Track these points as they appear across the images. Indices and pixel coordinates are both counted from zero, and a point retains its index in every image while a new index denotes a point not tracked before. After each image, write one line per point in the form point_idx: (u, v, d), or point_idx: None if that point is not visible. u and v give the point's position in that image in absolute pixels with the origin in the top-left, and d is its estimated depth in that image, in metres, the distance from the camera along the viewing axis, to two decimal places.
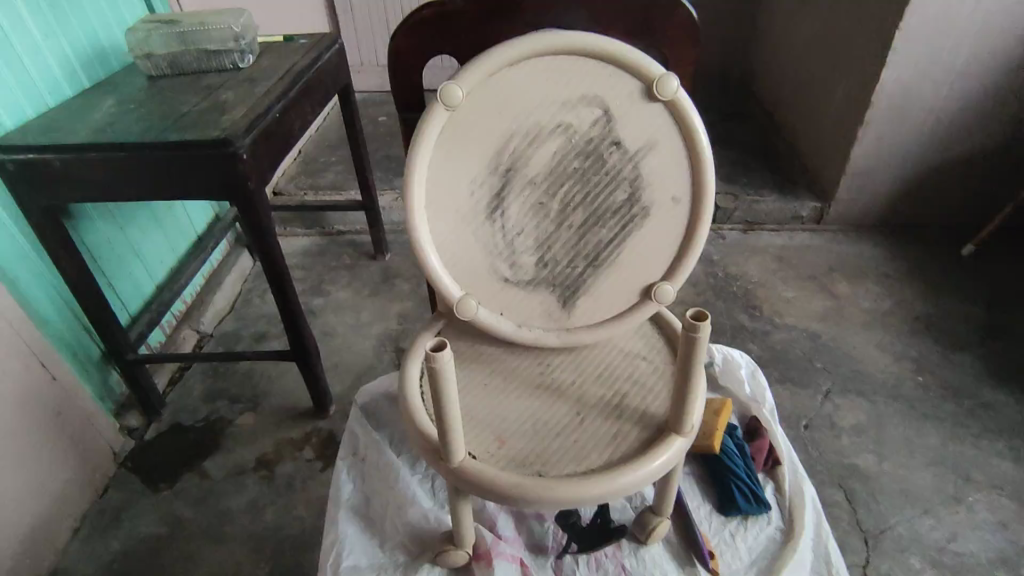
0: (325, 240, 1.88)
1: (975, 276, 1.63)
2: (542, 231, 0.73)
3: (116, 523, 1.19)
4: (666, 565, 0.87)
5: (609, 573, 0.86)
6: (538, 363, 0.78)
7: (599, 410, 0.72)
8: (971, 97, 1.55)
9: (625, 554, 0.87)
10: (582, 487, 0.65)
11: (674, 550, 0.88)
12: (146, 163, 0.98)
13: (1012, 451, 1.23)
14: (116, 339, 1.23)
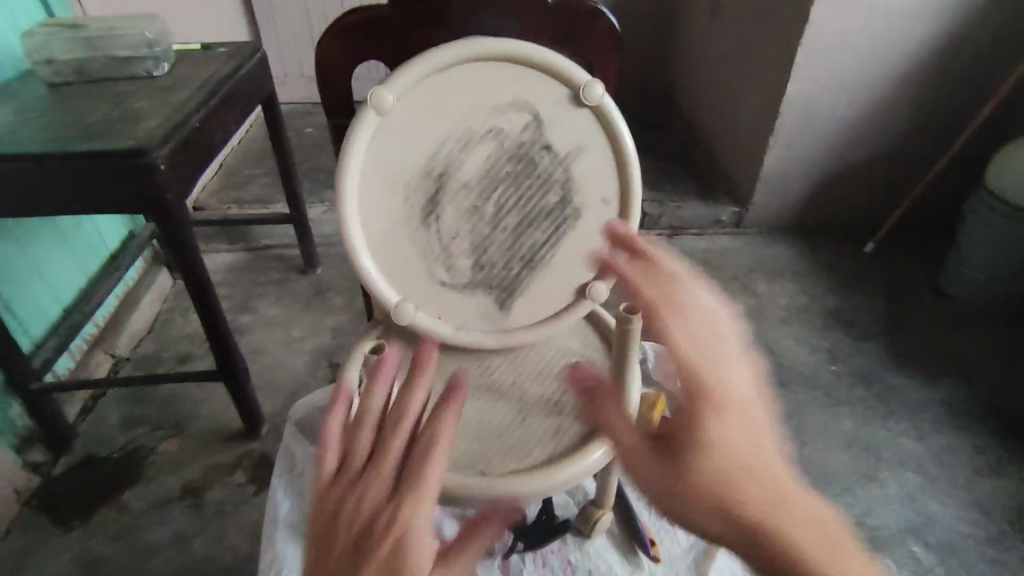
0: (252, 256, 1.81)
1: (877, 271, 1.78)
2: (477, 234, 0.74)
3: (22, 568, 1.09)
4: (609, 556, 0.88)
5: (556, 569, 0.86)
6: (478, 364, 0.79)
7: (539, 408, 0.74)
8: (865, 108, 1.70)
9: (571, 548, 0.88)
10: (522, 484, 0.67)
11: (617, 541, 0.89)
12: (49, 176, 0.91)
13: (915, 429, 1.35)
14: (18, 367, 1.13)
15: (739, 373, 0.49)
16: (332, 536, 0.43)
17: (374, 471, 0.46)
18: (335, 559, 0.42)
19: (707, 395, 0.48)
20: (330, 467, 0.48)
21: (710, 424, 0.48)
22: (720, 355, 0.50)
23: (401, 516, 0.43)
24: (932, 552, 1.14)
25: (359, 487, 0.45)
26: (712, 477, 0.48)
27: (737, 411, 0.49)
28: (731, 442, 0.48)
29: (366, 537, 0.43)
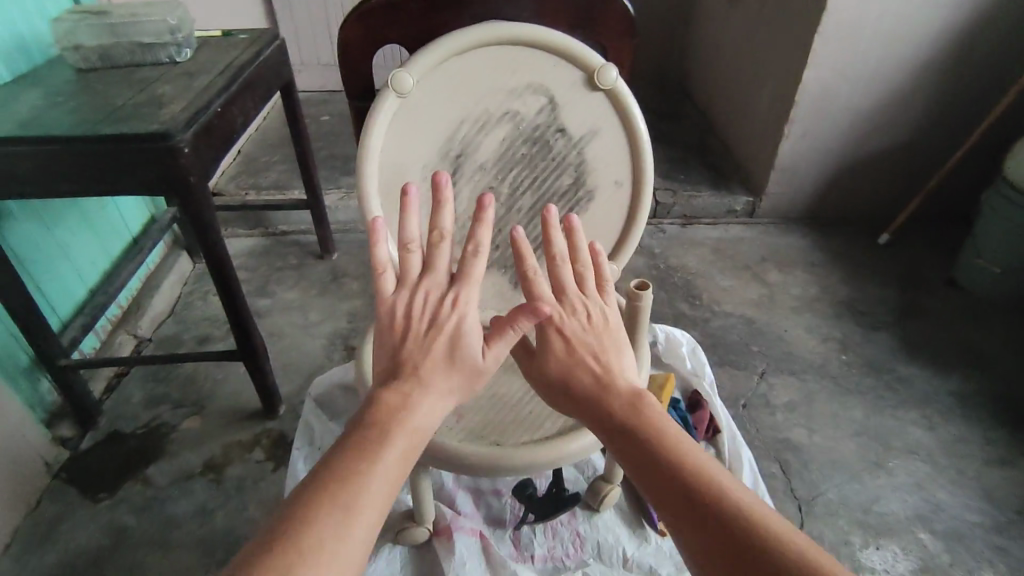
0: (270, 241, 1.84)
1: (891, 262, 1.77)
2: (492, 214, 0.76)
3: (51, 536, 1.13)
4: (619, 529, 0.86)
5: (565, 541, 0.85)
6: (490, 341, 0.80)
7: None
8: (881, 98, 1.69)
9: (580, 520, 0.87)
10: (537, 455, 0.62)
11: (626, 515, 0.88)
12: (78, 157, 0.94)
13: (924, 419, 1.35)
14: (47, 343, 1.18)
15: (610, 310, 0.58)
16: (403, 330, 0.50)
17: (430, 274, 0.52)
18: (410, 342, 0.50)
19: (572, 308, 0.57)
20: (388, 283, 0.52)
21: (567, 327, 0.56)
22: (590, 289, 0.58)
23: (460, 299, 0.52)
24: (939, 539, 1.14)
25: (418, 288, 0.52)
26: (572, 365, 0.56)
27: (599, 325, 0.57)
28: (590, 339, 0.56)
29: (434, 324, 0.51)
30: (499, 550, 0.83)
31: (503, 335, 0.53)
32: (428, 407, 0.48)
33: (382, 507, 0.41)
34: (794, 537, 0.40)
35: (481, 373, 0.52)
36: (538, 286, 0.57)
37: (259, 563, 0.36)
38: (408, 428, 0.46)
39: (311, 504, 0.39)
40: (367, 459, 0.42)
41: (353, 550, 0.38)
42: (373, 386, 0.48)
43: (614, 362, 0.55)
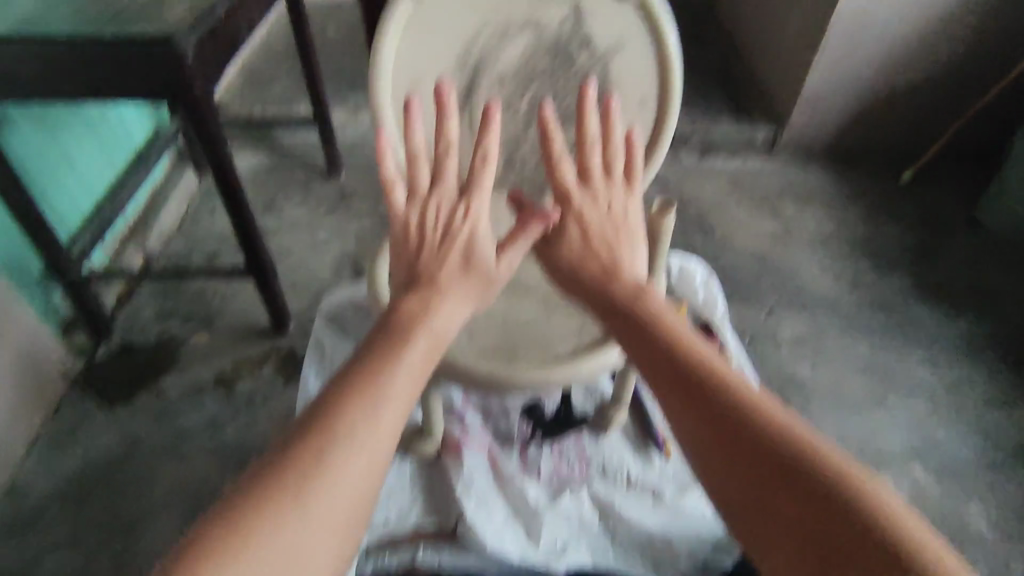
0: (276, 159, 1.80)
1: (912, 201, 1.73)
2: (511, 130, 0.75)
3: (72, 440, 1.18)
4: (624, 452, 0.88)
5: (571, 459, 0.87)
6: None
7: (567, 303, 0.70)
8: (921, 26, 1.59)
9: (586, 442, 0.89)
10: (548, 372, 0.63)
11: (630, 438, 0.90)
12: (77, 61, 0.90)
13: (929, 359, 1.36)
14: (55, 256, 1.17)
15: (632, 202, 0.65)
16: (417, 241, 0.57)
17: (439, 187, 0.59)
18: (425, 253, 0.56)
19: (594, 196, 0.64)
20: (400, 197, 0.59)
21: (586, 214, 0.64)
22: (616, 177, 0.65)
23: (471, 208, 0.58)
24: (930, 473, 1.18)
25: (430, 200, 0.59)
26: (586, 254, 0.63)
27: (617, 216, 0.64)
28: (607, 229, 0.64)
29: (447, 234, 0.57)
30: (507, 465, 0.85)
31: (513, 241, 0.61)
32: (447, 314, 0.52)
33: (405, 399, 0.44)
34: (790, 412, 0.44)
35: (496, 279, 0.58)
36: (563, 171, 0.65)
37: (296, 446, 0.40)
38: (430, 333, 0.50)
39: (340, 395, 0.43)
40: (393, 357, 0.46)
41: (382, 433, 0.42)
42: (394, 298, 0.53)
43: (625, 257, 0.62)
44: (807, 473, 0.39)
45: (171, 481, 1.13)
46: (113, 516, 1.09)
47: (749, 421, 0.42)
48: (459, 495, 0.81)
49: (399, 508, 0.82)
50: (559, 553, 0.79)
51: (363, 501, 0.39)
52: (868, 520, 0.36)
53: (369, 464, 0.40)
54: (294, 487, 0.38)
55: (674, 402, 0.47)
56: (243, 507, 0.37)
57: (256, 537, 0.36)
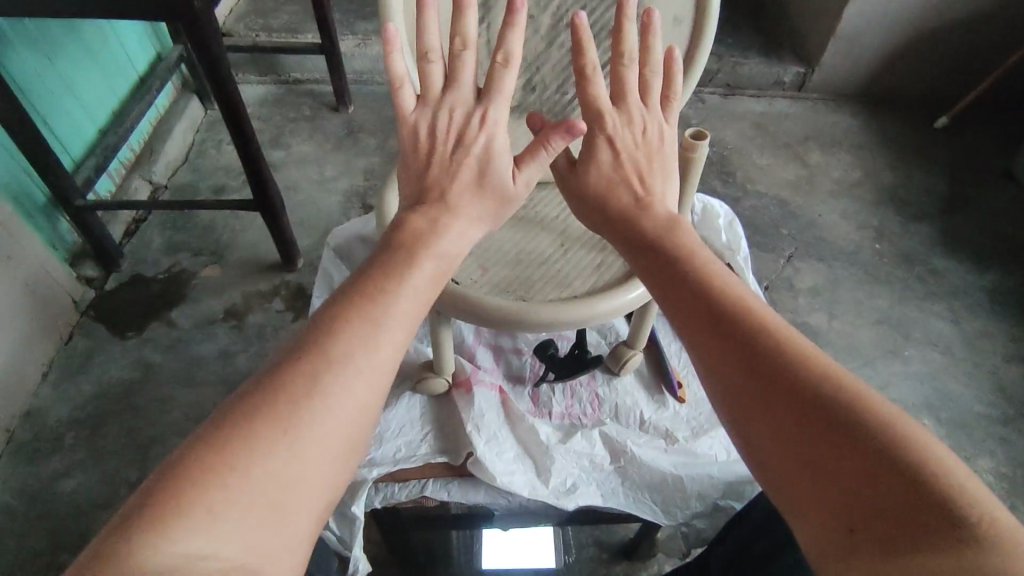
0: (282, 91, 1.74)
1: (945, 149, 1.65)
2: (531, 50, 0.71)
3: (86, 367, 1.19)
4: (637, 393, 0.88)
5: (584, 400, 0.87)
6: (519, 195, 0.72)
7: (584, 240, 0.67)
8: None
9: (599, 383, 0.88)
10: (564, 310, 0.60)
11: (644, 381, 0.89)
12: None
13: (949, 312, 1.33)
14: (60, 182, 1.14)
15: (667, 128, 0.62)
16: (427, 151, 0.56)
17: (453, 90, 0.57)
18: (436, 165, 0.55)
19: (629, 119, 0.61)
20: (410, 100, 0.57)
21: (618, 137, 0.60)
22: (653, 101, 0.62)
23: (488, 117, 0.57)
24: (941, 425, 1.17)
25: (443, 105, 0.57)
26: (614, 183, 0.60)
27: (651, 141, 0.61)
28: (638, 155, 0.60)
29: (460, 144, 0.56)
30: (518, 404, 0.85)
31: (532, 156, 0.57)
32: (451, 238, 0.52)
33: (409, 322, 0.44)
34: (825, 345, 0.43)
35: (511, 197, 0.57)
36: (595, 88, 0.60)
37: (296, 362, 0.39)
38: (438, 251, 0.50)
39: (343, 314, 0.42)
40: (398, 277, 0.46)
41: (386, 354, 0.41)
42: (402, 213, 0.53)
43: (656, 188, 0.60)
44: (834, 404, 0.38)
45: (183, 408, 1.14)
46: (129, 437, 1.10)
47: (778, 354, 0.41)
48: (469, 433, 0.78)
49: (409, 440, 0.80)
50: (569, 491, 0.77)
51: (365, 420, 0.40)
52: (901, 451, 0.35)
53: (372, 383, 0.40)
54: (295, 401, 0.38)
55: (700, 331, 0.46)
56: (243, 417, 0.37)
57: (256, 447, 0.36)
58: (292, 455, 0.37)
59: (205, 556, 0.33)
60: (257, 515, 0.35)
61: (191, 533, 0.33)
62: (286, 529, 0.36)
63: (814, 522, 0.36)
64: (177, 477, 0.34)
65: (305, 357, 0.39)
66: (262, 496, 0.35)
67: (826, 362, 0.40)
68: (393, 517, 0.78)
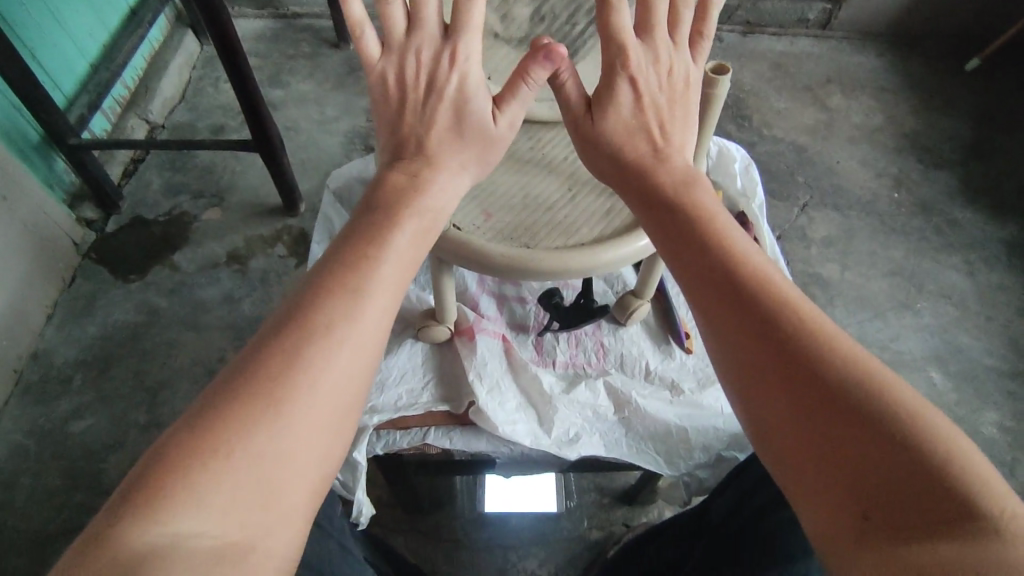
0: (279, 25, 1.66)
1: (974, 92, 1.57)
2: None
3: (90, 311, 1.18)
4: (643, 343, 0.87)
5: (589, 349, 0.86)
6: (527, 136, 0.68)
7: (594, 184, 0.64)
8: None
9: (605, 333, 0.87)
10: (566, 258, 0.58)
11: (652, 332, 0.88)
12: None
13: (966, 264, 1.30)
14: (52, 119, 1.11)
15: (693, 70, 0.61)
16: (398, 98, 0.57)
17: (418, 31, 0.57)
18: (410, 113, 0.57)
19: (655, 57, 0.59)
20: (373, 47, 0.56)
21: (642, 77, 0.59)
22: (681, 37, 0.60)
23: (457, 54, 0.57)
24: (950, 379, 1.16)
25: (410, 47, 0.57)
26: (633, 132, 0.59)
27: (676, 86, 0.60)
28: (661, 100, 0.60)
29: (432, 87, 0.56)
30: (521, 353, 0.84)
31: (513, 94, 0.57)
32: (438, 195, 0.54)
33: (392, 291, 0.45)
34: (822, 321, 0.44)
35: (496, 138, 0.58)
36: (621, 17, 0.57)
37: (276, 341, 0.40)
38: (423, 208, 0.52)
39: (322, 289, 0.43)
40: (377, 244, 0.47)
41: (369, 326, 0.43)
42: (382, 170, 0.55)
43: (675, 139, 0.60)
44: (839, 385, 0.40)
45: (189, 353, 1.14)
46: (136, 380, 1.11)
47: (786, 334, 0.43)
48: (471, 382, 0.78)
49: (410, 388, 0.79)
50: (571, 441, 0.77)
51: (351, 393, 0.41)
52: (899, 427, 0.37)
53: (356, 356, 0.41)
54: (276, 380, 0.39)
55: (713, 310, 0.47)
56: (229, 397, 0.38)
57: (241, 427, 0.37)
58: (279, 430, 0.38)
59: (198, 534, 0.33)
60: (247, 492, 0.36)
61: (182, 515, 0.34)
62: (280, 504, 0.37)
63: (817, 501, 0.38)
64: (165, 461, 0.35)
65: (284, 334, 0.41)
66: (254, 473, 0.36)
67: (827, 342, 0.42)
68: (395, 462, 0.77)
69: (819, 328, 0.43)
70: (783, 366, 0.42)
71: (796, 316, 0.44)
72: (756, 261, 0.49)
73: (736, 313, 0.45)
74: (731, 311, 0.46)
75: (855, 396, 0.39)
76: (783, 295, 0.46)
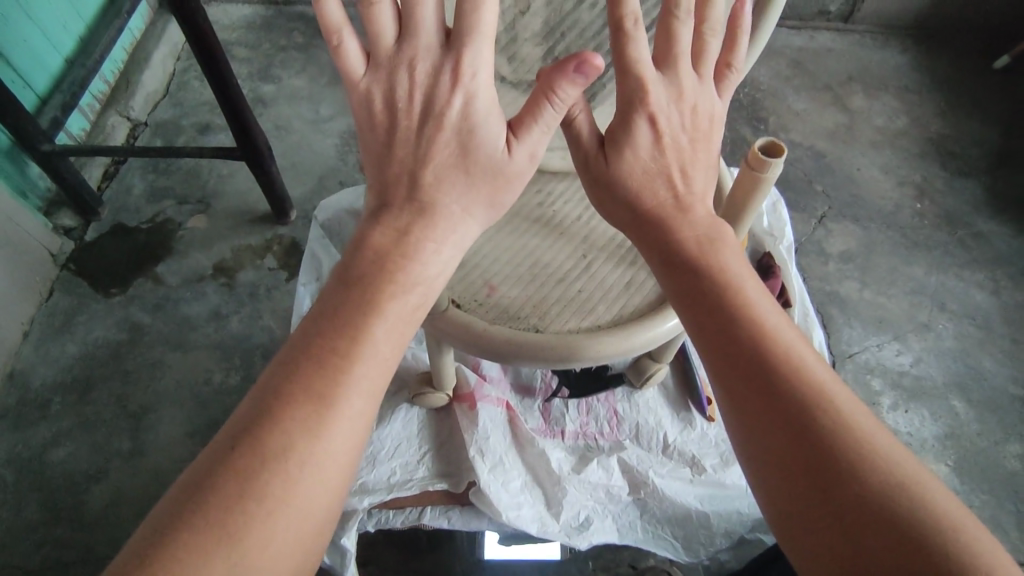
0: (270, 13, 1.57)
1: (1002, 94, 1.49)
2: (554, 11, 0.59)
3: (69, 327, 1.12)
4: (660, 410, 0.88)
5: (600, 417, 0.87)
6: (537, 192, 0.65)
7: (610, 250, 0.62)
8: None
9: (619, 398, 0.88)
10: (583, 344, 0.56)
11: (670, 397, 0.89)
12: None
13: (991, 282, 1.23)
14: (22, 125, 1.02)
15: (719, 105, 0.53)
16: (387, 125, 0.48)
17: (412, 39, 0.47)
18: (402, 144, 0.48)
19: (679, 92, 0.50)
20: (357, 61, 0.48)
21: (663, 115, 0.50)
22: (707, 69, 0.52)
23: (462, 71, 0.47)
24: (971, 408, 1.10)
25: (402, 60, 0.47)
26: (652, 175, 0.51)
27: (700, 125, 0.52)
28: (683, 139, 0.51)
29: (429, 113, 0.47)
30: (526, 423, 0.86)
31: (535, 116, 0.48)
32: (432, 260, 0.46)
33: (373, 393, 0.40)
34: (861, 423, 0.38)
35: (512, 174, 0.49)
36: (639, 46, 0.49)
37: (233, 461, 0.36)
38: (416, 275, 0.45)
39: (285, 393, 0.38)
40: (354, 333, 0.41)
41: (342, 436, 0.38)
42: (364, 226, 0.47)
43: (698, 183, 0.51)
44: (882, 499, 0.35)
45: (174, 375, 1.09)
46: (119, 405, 1.06)
47: (819, 433, 0.37)
48: (472, 458, 0.81)
49: (405, 464, 0.83)
50: (581, 528, 0.80)
51: (321, 512, 0.37)
52: (955, 554, 0.32)
53: (324, 472, 0.37)
54: (230, 509, 0.35)
55: (736, 396, 0.41)
56: (183, 526, 0.34)
57: (185, 569, 0.33)
58: (234, 569, 0.34)
59: None
60: None
61: None
62: None
63: None
64: None
65: (241, 452, 0.36)
66: None
67: (867, 445, 0.37)
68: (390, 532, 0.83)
69: (852, 433, 0.37)
70: (801, 478, 0.37)
71: (828, 417, 0.38)
72: (786, 338, 0.42)
73: (750, 406, 0.40)
74: (750, 401, 0.40)
75: (899, 516, 0.34)
76: (816, 386, 0.39)
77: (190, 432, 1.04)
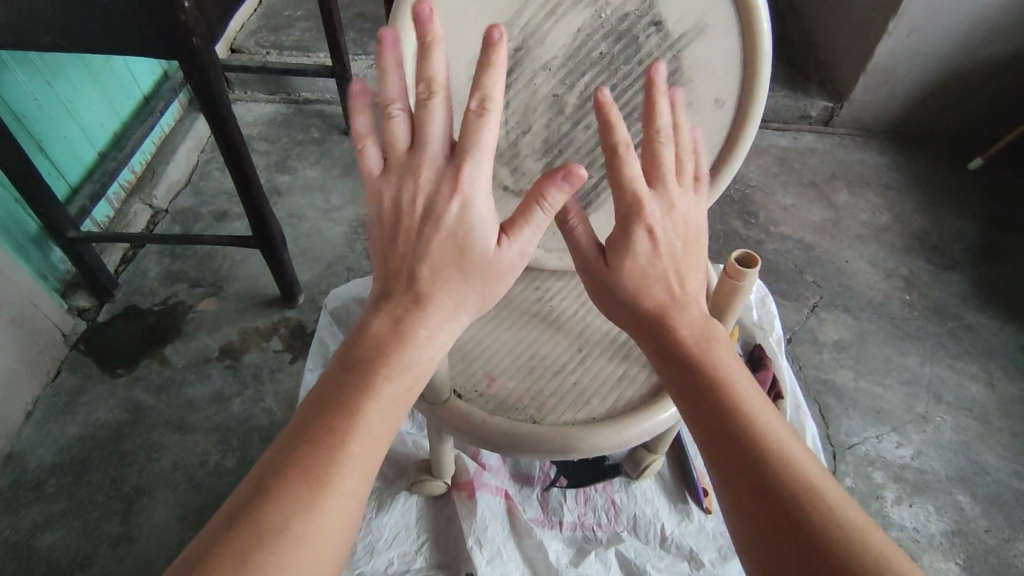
0: (290, 111, 1.69)
1: (980, 193, 1.57)
2: (553, 130, 0.66)
3: (72, 408, 1.13)
4: (657, 501, 0.88)
5: (598, 507, 0.87)
6: (536, 288, 0.69)
7: (604, 345, 0.64)
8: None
9: (616, 489, 0.88)
10: (579, 436, 0.58)
11: (667, 488, 0.89)
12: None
13: (985, 374, 1.25)
14: (54, 212, 1.08)
15: (702, 215, 0.57)
16: (392, 223, 0.51)
17: (419, 150, 0.50)
18: (403, 240, 0.50)
19: (670, 206, 0.53)
20: (374, 164, 0.51)
21: (659, 227, 0.53)
22: (688, 183, 0.56)
23: (460, 180, 0.50)
24: (976, 502, 1.09)
25: (409, 168, 0.50)
26: (651, 277, 0.53)
27: (689, 232, 0.55)
28: (677, 245, 0.54)
29: (429, 215, 0.50)
30: (524, 513, 0.85)
31: (526, 218, 0.52)
32: (425, 347, 0.49)
33: (365, 470, 0.43)
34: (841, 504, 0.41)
35: (502, 271, 0.52)
36: (632, 168, 0.51)
37: (232, 539, 0.38)
38: (410, 361, 0.48)
39: (286, 472, 0.40)
40: (351, 413, 0.44)
41: (336, 512, 0.40)
42: (366, 313, 0.50)
43: (692, 287, 0.55)
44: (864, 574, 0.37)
45: (172, 457, 1.08)
46: (114, 487, 1.05)
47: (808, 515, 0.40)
48: (470, 548, 0.81)
49: (403, 551, 0.82)
50: None
51: None
52: None
53: (318, 549, 0.39)
54: None
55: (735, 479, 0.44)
56: None
57: None
58: None
59: None
60: None
61: None
62: None
63: None
64: None
65: (240, 530, 0.38)
66: None
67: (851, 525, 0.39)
68: None
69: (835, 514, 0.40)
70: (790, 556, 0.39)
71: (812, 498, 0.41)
72: (778, 432, 0.45)
73: (747, 488, 0.43)
74: (747, 483, 0.43)
75: None
76: (804, 477, 0.42)
77: (182, 517, 1.02)
